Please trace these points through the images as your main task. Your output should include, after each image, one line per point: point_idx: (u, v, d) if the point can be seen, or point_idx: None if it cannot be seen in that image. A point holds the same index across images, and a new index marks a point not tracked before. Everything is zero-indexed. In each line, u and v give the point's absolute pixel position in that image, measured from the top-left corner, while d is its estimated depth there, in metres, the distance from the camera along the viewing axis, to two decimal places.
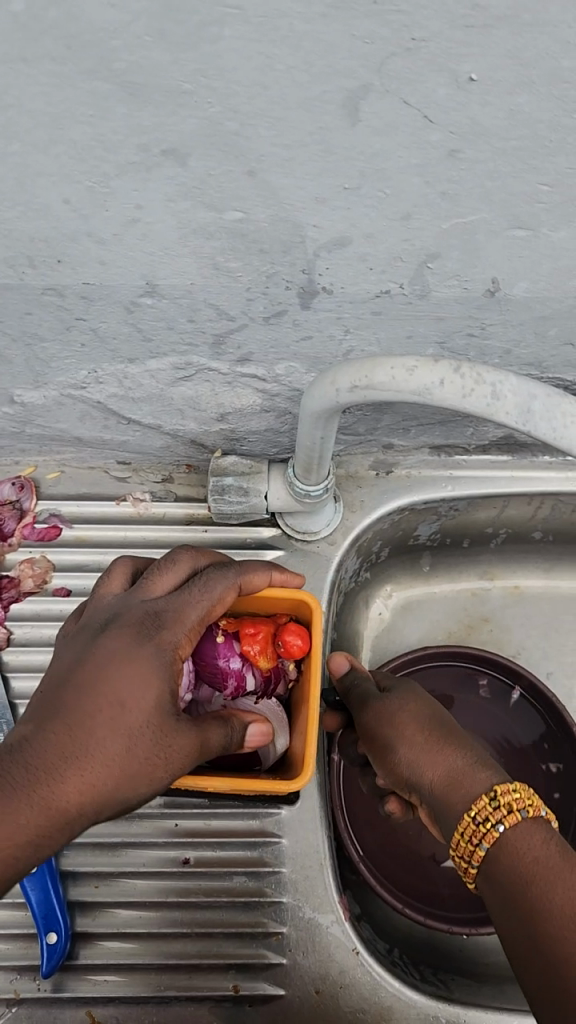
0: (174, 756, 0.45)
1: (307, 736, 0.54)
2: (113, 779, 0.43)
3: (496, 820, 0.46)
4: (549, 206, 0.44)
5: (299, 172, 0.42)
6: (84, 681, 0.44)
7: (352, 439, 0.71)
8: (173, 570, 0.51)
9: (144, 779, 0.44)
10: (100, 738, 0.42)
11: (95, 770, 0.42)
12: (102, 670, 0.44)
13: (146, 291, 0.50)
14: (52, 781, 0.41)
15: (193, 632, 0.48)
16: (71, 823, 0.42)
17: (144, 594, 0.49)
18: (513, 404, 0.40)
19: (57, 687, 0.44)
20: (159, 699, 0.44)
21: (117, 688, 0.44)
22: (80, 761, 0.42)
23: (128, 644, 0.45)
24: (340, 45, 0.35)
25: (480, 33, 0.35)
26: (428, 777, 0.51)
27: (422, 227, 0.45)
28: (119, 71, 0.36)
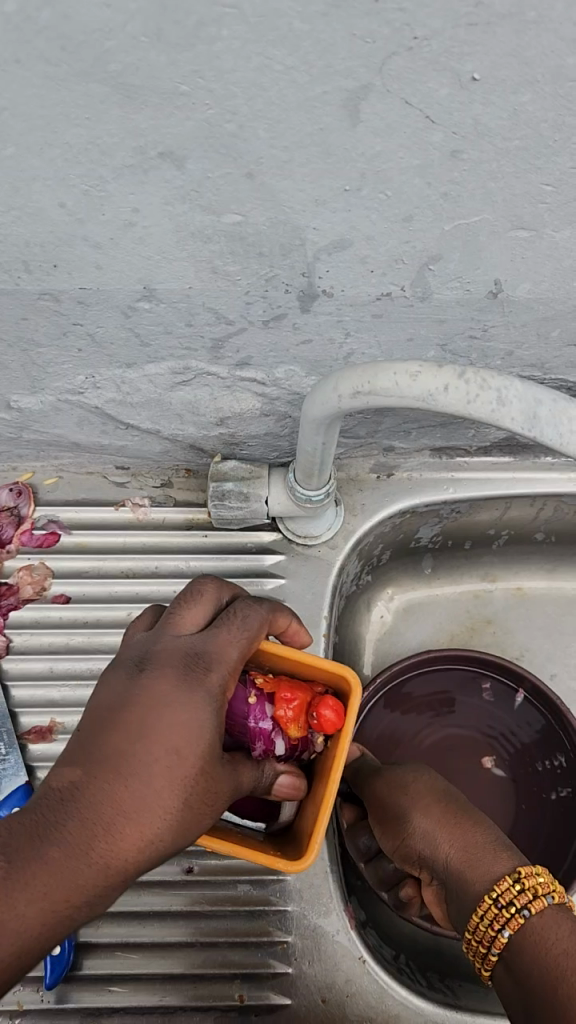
0: (220, 797, 0.43)
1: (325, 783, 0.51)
2: (167, 831, 0.40)
3: (519, 901, 0.49)
4: (552, 206, 0.43)
5: (299, 174, 0.41)
6: (127, 725, 0.40)
7: (352, 442, 0.70)
8: (200, 603, 0.47)
9: (194, 827, 0.41)
10: (156, 789, 0.39)
11: (151, 824, 0.39)
12: (148, 713, 0.40)
13: (144, 295, 0.50)
14: (106, 837, 0.38)
15: (237, 668, 0.45)
16: (123, 879, 0.39)
17: (177, 626, 0.46)
18: (518, 410, 0.39)
19: (98, 731, 0.40)
20: (210, 742, 0.42)
21: (168, 733, 0.40)
22: (136, 814, 0.39)
23: (175, 685, 0.42)
24: (340, 45, 0.35)
25: (483, 32, 0.34)
26: (447, 852, 0.55)
27: (424, 229, 0.45)
28: (115, 72, 0.36)
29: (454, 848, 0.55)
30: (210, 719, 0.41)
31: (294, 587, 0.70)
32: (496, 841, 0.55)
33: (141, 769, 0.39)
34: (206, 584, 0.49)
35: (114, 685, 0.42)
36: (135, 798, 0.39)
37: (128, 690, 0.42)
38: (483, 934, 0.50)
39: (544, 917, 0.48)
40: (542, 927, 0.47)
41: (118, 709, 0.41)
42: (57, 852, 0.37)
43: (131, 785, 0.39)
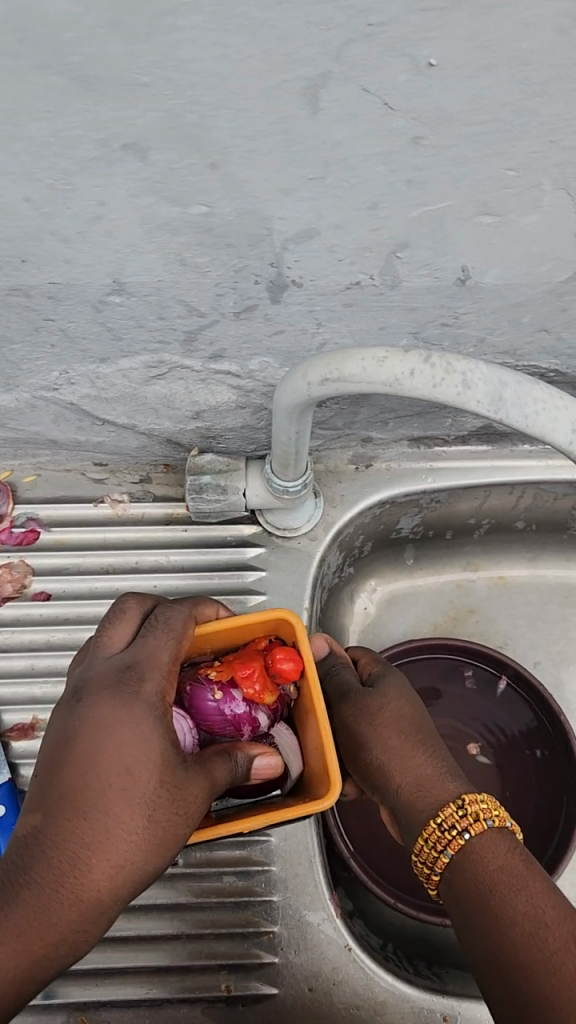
0: (192, 807, 0.43)
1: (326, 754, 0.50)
2: (141, 852, 0.41)
3: (461, 828, 0.46)
4: (516, 191, 0.44)
5: (263, 164, 0.41)
6: (73, 755, 0.41)
7: (330, 434, 0.70)
8: (125, 623, 0.49)
9: (171, 839, 0.42)
10: (117, 812, 0.40)
11: (119, 850, 0.40)
12: (91, 737, 0.42)
13: (114, 289, 0.50)
14: (76, 873, 0.39)
15: (171, 673, 0.46)
16: (102, 909, 0.40)
17: (106, 649, 0.47)
18: (484, 392, 0.40)
19: (52, 769, 0.41)
20: (162, 752, 0.43)
21: (116, 754, 0.41)
22: (98, 846, 0.40)
23: (110, 699, 0.43)
24: (297, 33, 0.35)
25: (438, 17, 0.34)
26: (399, 778, 0.52)
27: (389, 216, 0.45)
28: (74, 64, 0.36)
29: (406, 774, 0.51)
30: (152, 729, 0.42)
31: (275, 579, 0.70)
32: (447, 773, 0.51)
33: (98, 795, 0.40)
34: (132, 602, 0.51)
35: (57, 719, 0.44)
36: (97, 827, 0.40)
37: (70, 716, 0.43)
38: (427, 857, 0.47)
39: (485, 840, 0.45)
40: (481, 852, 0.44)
41: (63, 741, 0.42)
42: (30, 896, 0.38)
43: (91, 814, 0.40)
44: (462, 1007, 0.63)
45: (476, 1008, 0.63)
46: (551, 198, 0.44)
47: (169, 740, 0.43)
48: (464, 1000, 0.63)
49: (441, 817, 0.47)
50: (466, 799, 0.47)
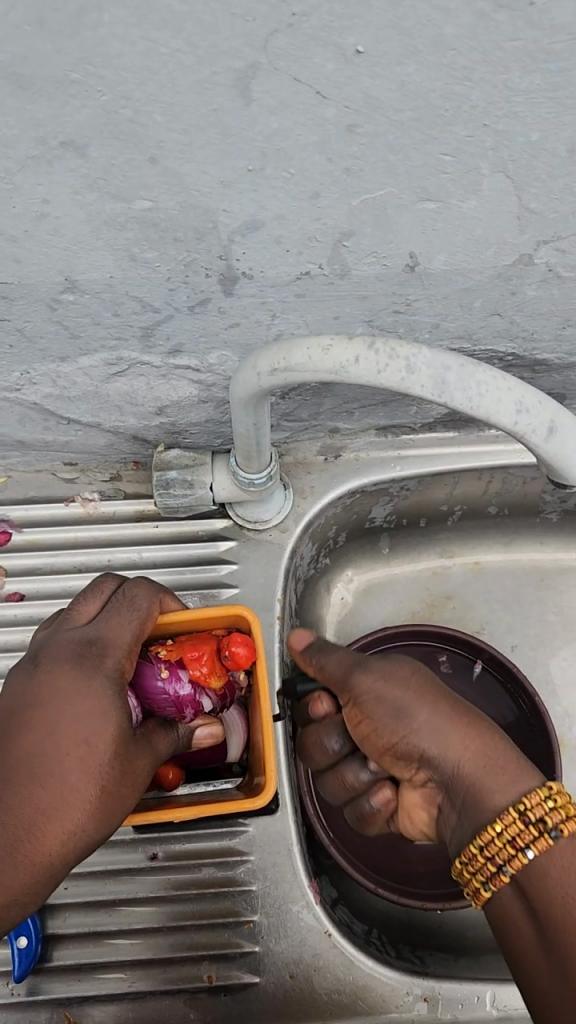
0: (139, 777, 0.45)
1: (266, 750, 0.52)
2: (88, 821, 0.42)
3: (489, 799, 0.46)
4: (455, 176, 0.44)
5: (201, 156, 0.42)
6: (29, 724, 0.42)
7: (296, 426, 0.71)
8: (92, 599, 0.51)
9: (120, 807, 0.43)
10: (73, 778, 0.41)
11: (69, 818, 0.41)
12: (49, 705, 0.42)
13: (66, 287, 0.50)
14: (27, 840, 0.39)
15: (132, 649, 0.48)
16: (46, 877, 0.40)
17: (71, 621, 0.49)
18: (427, 375, 0.40)
19: (7, 734, 0.42)
20: (121, 723, 0.44)
21: (75, 722, 0.42)
22: (51, 814, 0.40)
23: (74, 668, 0.45)
24: (222, 26, 0.35)
25: (360, 5, 0.35)
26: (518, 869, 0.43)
27: (331, 205, 0.45)
28: (3, 62, 0.36)
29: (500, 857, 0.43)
30: (112, 699, 0.44)
31: (247, 572, 0.71)
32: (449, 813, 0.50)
33: (52, 762, 0.41)
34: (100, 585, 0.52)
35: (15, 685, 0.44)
36: (51, 794, 0.40)
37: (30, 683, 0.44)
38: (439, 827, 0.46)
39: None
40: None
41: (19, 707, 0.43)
42: None
43: (44, 780, 0.40)
44: (443, 988, 0.63)
45: (456, 988, 0.63)
46: (490, 182, 0.45)
47: (125, 712, 0.45)
48: (444, 980, 0.63)
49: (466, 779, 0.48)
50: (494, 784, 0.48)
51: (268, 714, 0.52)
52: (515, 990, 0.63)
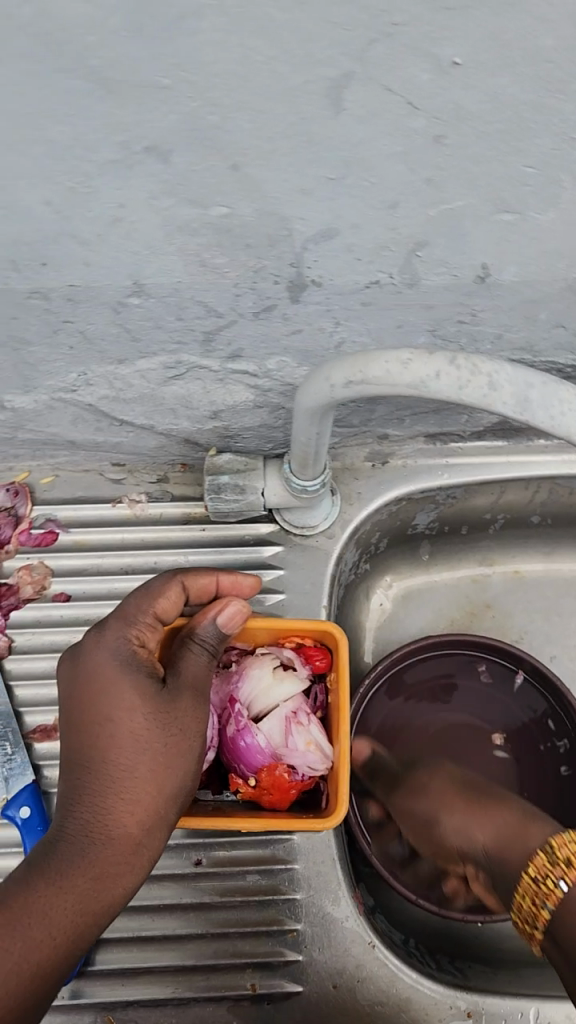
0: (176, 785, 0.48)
1: (339, 776, 0.54)
2: (179, 792, 0.49)
3: (555, 880, 0.54)
4: (536, 189, 0.44)
5: (285, 164, 0.41)
6: (85, 701, 0.48)
7: (346, 431, 0.70)
8: (168, 601, 0.53)
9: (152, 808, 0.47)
10: (158, 754, 0.47)
11: (155, 799, 0.47)
12: (128, 693, 0.47)
13: (133, 290, 0.50)
14: (101, 834, 0.46)
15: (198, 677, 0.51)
16: (140, 857, 0.47)
17: (142, 614, 0.51)
18: (509, 393, 0.40)
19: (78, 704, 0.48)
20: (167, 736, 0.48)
21: (127, 716, 0.47)
22: (139, 797, 0.47)
23: (138, 672, 0.48)
24: (319, 35, 0.35)
25: (461, 16, 0.34)
26: (480, 839, 0.61)
27: (409, 215, 0.45)
28: (96, 68, 0.36)
29: (469, 830, 0.62)
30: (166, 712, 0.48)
31: (293, 578, 0.71)
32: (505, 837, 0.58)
33: (126, 745, 0.47)
34: (169, 590, 0.53)
35: (79, 672, 0.49)
36: (133, 779, 0.47)
37: (98, 668, 0.48)
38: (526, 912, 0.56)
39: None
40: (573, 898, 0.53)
41: (92, 687, 0.48)
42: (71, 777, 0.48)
43: (127, 766, 0.47)
44: (487, 1001, 0.63)
45: (500, 1002, 0.63)
46: (570, 195, 0.44)
47: (177, 725, 0.49)
48: (488, 994, 0.63)
49: (533, 869, 0.55)
50: (555, 845, 0.55)
51: (347, 743, 0.55)
52: (558, 1005, 0.64)
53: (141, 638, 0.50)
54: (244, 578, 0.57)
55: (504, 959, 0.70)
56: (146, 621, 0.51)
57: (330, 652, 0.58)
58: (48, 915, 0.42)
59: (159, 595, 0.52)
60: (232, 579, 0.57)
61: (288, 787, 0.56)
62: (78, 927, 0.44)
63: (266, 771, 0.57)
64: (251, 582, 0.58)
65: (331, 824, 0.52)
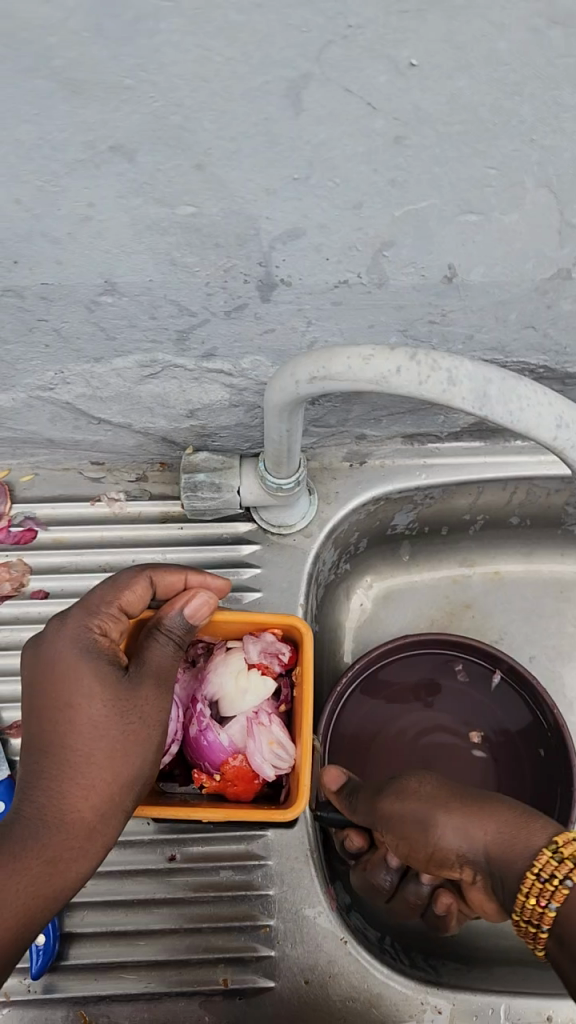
0: (133, 774, 0.49)
1: (303, 766, 0.55)
2: (136, 779, 0.49)
3: (562, 874, 0.47)
4: (498, 190, 0.44)
5: (249, 163, 0.42)
6: (46, 688, 0.48)
7: (324, 431, 0.71)
8: (134, 594, 0.53)
9: (110, 795, 0.48)
10: (115, 739, 0.48)
11: (111, 784, 0.48)
12: (87, 680, 0.48)
13: (105, 289, 0.50)
14: (58, 819, 0.46)
15: (161, 668, 0.52)
16: (95, 841, 0.47)
17: (106, 605, 0.52)
18: (468, 389, 0.41)
19: (38, 691, 0.48)
20: (127, 723, 0.49)
21: (87, 701, 0.48)
22: (96, 781, 0.47)
23: (99, 660, 0.49)
24: (277, 36, 0.35)
25: (415, 19, 0.35)
26: (483, 843, 0.53)
27: (374, 216, 0.46)
28: (58, 69, 0.36)
29: (469, 828, 0.53)
30: (127, 700, 0.49)
31: (270, 576, 0.71)
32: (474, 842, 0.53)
33: (85, 731, 0.47)
34: (135, 583, 0.53)
35: (39, 659, 0.49)
36: (90, 763, 0.47)
37: (58, 655, 0.49)
38: (532, 912, 0.49)
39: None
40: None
41: (52, 674, 0.48)
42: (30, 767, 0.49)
43: (84, 751, 0.47)
44: (458, 997, 0.64)
45: (472, 998, 0.64)
46: (532, 196, 0.45)
47: (137, 714, 0.49)
48: (460, 990, 0.64)
49: (539, 865, 0.48)
50: (560, 844, 0.48)
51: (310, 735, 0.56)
52: (529, 1000, 0.64)
53: (102, 628, 0.51)
54: (212, 574, 0.57)
55: (478, 956, 0.70)
56: (109, 612, 0.52)
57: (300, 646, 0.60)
58: (1, 895, 0.43)
59: (124, 588, 0.53)
60: (201, 572, 0.57)
61: (252, 777, 0.58)
62: (30, 907, 0.44)
63: (231, 763, 0.58)
64: (218, 581, 0.57)
65: (291, 817, 0.53)
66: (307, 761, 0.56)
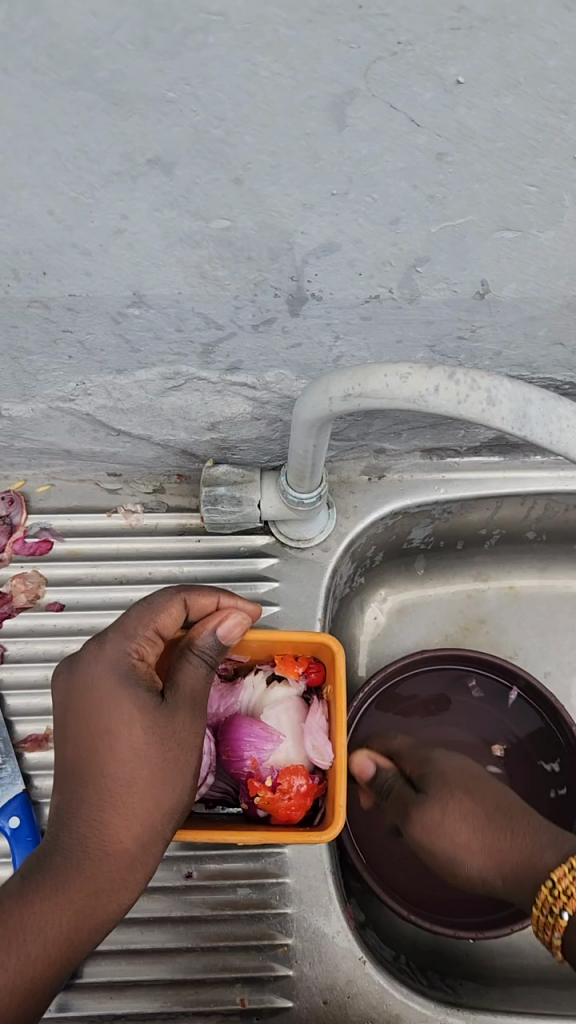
0: (171, 803, 0.48)
1: (336, 786, 0.55)
2: (175, 808, 0.48)
3: (559, 910, 0.54)
4: (537, 206, 0.44)
5: (287, 178, 0.41)
6: (85, 714, 0.48)
7: (343, 445, 0.70)
8: (168, 616, 0.52)
9: (149, 827, 0.47)
10: (155, 769, 0.47)
11: (152, 815, 0.47)
12: (128, 709, 0.47)
13: (133, 301, 0.50)
14: (97, 852, 0.45)
15: (196, 692, 0.51)
16: (136, 873, 0.46)
17: (142, 628, 0.51)
18: (508, 408, 0.40)
19: (77, 716, 0.48)
20: (165, 751, 0.48)
21: (127, 732, 0.47)
22: (137, 813, 0.47)
23: (139, 686, 0.48)
24: (326, 51, 0.35)
25: (466, 36, 0.34)
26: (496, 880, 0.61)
27: (410, 232, 0.45)
28: (102, 81, 0.36)
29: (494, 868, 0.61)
30: (165, 727, 0.48)
31: (288, 590, 0.71)
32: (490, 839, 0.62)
33: (127, 760, 0.47)
34: (170, 605, 0.52)
35: (77, 684, 0.49)
36: (131, 793, 0.46)
37: (97, 682, 0.48)
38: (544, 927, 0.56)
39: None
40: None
41: (92, 701, 0.48)
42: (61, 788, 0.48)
43: (125, 781, 0.46)
44: (477, 1017, 0.63)
45: (491, 1019, 0.63)
46: (571, 214, 0.45)
47: (174, 740, 0.48)
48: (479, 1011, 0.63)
49: (545, 892, 0.56)
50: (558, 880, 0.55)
51: (344, 758, 0.56)
52: None
53: (139, 652, 0.50)
54: (240, 597, 0.57)
55: (496, 977, 0.69)
56: (146, 633, 0.51)
57: (328, 662, 0.59)
58: (41, 926, 0.42)
59: (160, 609, 0.52)
60: (231, 594, 0.56)
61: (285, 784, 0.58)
62: (70, 943, 0.43)
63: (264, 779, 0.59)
64: (249, 604, 0.57)
65: (326, 839, 0.52)
66: (343, 781, 0.55)
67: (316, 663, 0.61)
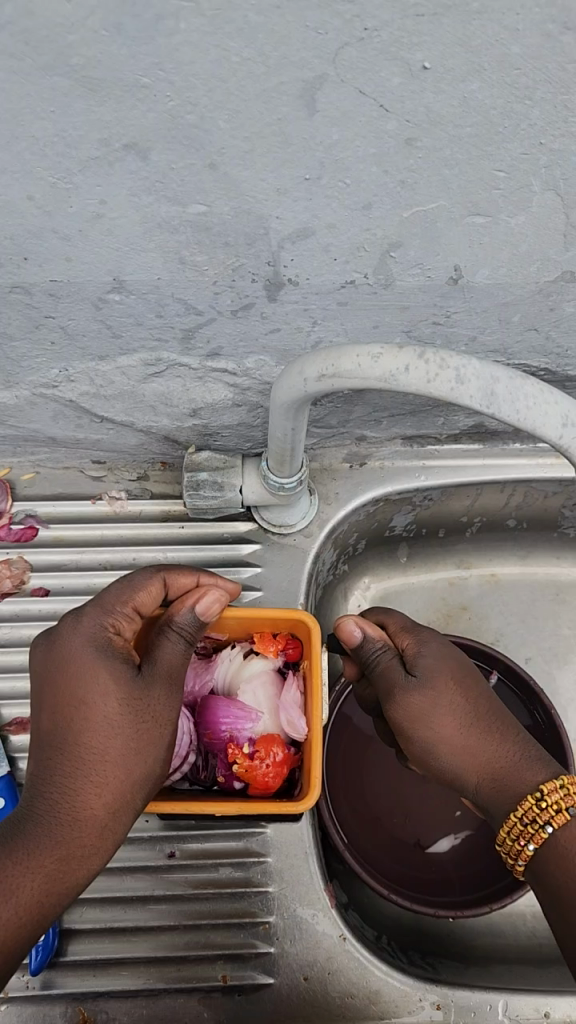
0: (143, 775, 0.49)
1: (313, 757, 0.56)
2: (148, 780, 0.49)
3: (543, 820, 0.51)
4: (506, 192, 0.45)
5: (261, 163, 0.42)
6: (62, 687, 0.49)
7: (325, 432, 0.71)
8: (145, 594, 0.53)
9: (120, 796, 0.48)
10: (129, 741, 0.48)
11: (122, 785, 0.48)
12: (103, 681, 0.48)
13: (114, 286, 0.51)
14: (68, 818, 0.46)
15: (173, 667, 0.52)
16: (106, 840, 0.47)
17: (118, 605, 0.52)
18: (476, 387, 0.41)
19: (54, 690, 0.49)
20: (138, 722, 0.49)
21: (100, 702, 0.48)
22: (108, 782, 0.47)
23: (115, 660, 0.49)
24: (294, 36, 0.36)
25: (430, 22, 0.36)
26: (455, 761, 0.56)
27: (382, 216, 0.46)
28: (77, 66, 0.37)
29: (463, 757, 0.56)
30: (139, 699, 0.49)
31: (270, 575, 0.72)
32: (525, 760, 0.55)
33: (99, 729, 0.48)
34: (149, 583, 0.54)
35: (54, 657, 0.50)
36: (103, 763, 0.47)
37: (73, 654, 0.49)
38: (510, 848, 0.53)
39: (563, 831, 0.50)
40: (564, 839, 0.50)
41: (68, 673, 0.49)
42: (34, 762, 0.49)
43: (97, 750, 0.48)
44: (456, 994, 0.64)
45: (469, 995, 0.64)
46: (539, 199, 0.46)
47: (148, 712, 0.49)
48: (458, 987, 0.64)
49: (521, 810, 0.52)
50: (546, 792, 0.51)
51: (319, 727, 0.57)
52: (526, 998, 0.65)
53: (116, 628, 0.51)
54: (220, 576, 0.58)
55: (475, 955, 0.71)
56: (123, 611, 0.52)
57: (306, 639, 0.61)
58: (14, 890, 0.42)
59: (138, 588, 0.53)
60: (211, 574, 0.57)
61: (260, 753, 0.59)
62: (42, 904, 0.44)
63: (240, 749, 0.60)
64: (229, 582, 0.58)
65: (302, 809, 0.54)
66: (318, 752, 0.57)
67: (294, 641, 0.62)
